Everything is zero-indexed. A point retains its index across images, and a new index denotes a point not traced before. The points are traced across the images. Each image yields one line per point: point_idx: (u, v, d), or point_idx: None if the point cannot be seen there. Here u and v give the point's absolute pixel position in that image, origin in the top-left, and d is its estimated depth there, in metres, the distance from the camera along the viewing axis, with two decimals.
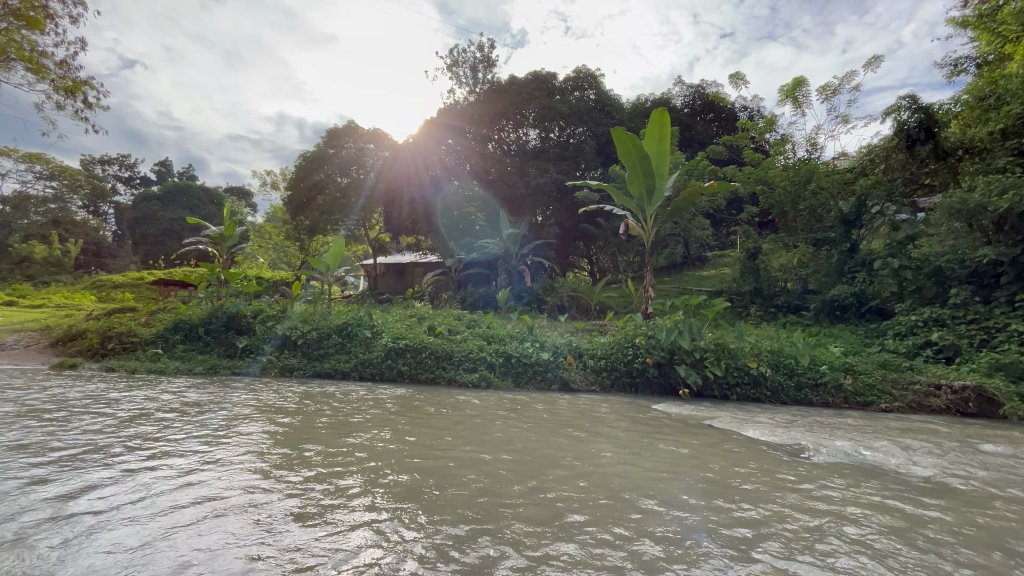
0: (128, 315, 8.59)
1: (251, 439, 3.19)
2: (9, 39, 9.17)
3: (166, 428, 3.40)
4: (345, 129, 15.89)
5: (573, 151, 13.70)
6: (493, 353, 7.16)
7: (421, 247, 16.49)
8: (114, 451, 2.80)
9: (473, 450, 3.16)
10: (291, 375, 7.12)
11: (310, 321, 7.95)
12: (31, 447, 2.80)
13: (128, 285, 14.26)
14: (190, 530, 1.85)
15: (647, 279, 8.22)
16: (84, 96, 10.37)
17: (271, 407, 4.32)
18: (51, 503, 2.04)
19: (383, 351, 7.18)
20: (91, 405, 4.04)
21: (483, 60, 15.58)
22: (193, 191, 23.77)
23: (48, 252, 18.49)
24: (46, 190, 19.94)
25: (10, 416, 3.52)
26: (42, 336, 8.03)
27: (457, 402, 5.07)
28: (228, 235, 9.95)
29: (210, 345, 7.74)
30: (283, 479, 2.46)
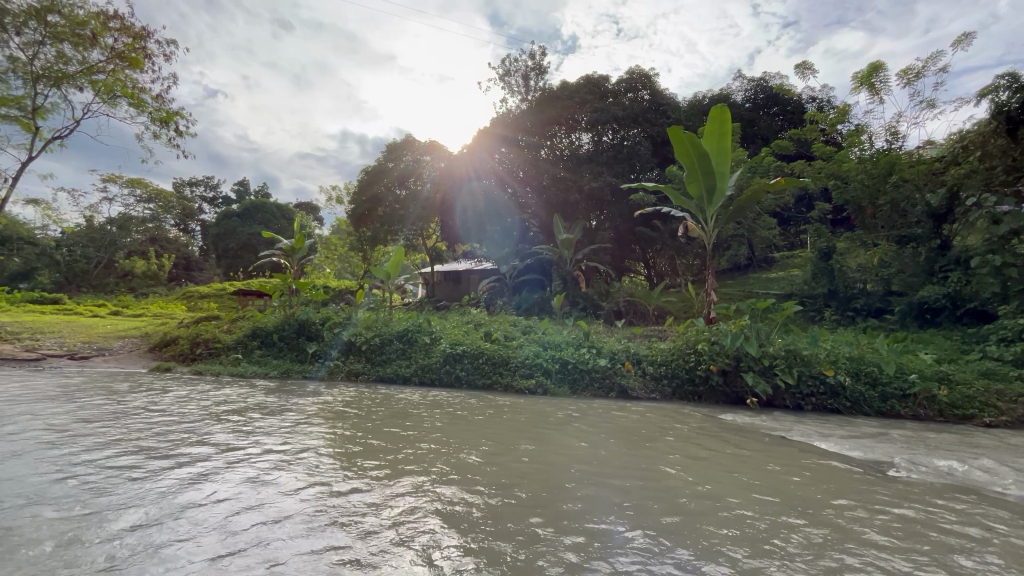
0: (213, 323, 9.37)
1: (320, 440, 3.38)
2: (115, 80, 10.39)
3: (246, 428, 3.68)
4: (402, 143, 16.53)
5: (627, 154, 13.45)
6: (549, 359, 7.12)
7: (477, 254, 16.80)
8: (208, 448, 3.07)
9: (531, 456, 3.17)
10: (356, 379, 7.47)
11: (373, 327, 8.29)
12: (140, 443, 3.13)
13: (213, 296, 15.60)
14: (265, 528, 1.95)
15: (709, 282, 7.86)
16: (176, 125, 11.53)
17: (338, 410, 4.57)
18: (147, 496, 2.24)
19: (442, 356, 7.37)
20: (184, 406, 4.44)
21: (535, 68, 15.69)
22: (267, 208, 25.57)
23: (146, 267, 20.59)
24: (145, 212, 22.30)
25: (123, 415, 3.95)
26: (142, 342, 8.92)
27: (513, 408, 5.11)
28: (298, 248, 10.62)
29: (284, 351, 8.28)
30: (349, 479, 2.56)
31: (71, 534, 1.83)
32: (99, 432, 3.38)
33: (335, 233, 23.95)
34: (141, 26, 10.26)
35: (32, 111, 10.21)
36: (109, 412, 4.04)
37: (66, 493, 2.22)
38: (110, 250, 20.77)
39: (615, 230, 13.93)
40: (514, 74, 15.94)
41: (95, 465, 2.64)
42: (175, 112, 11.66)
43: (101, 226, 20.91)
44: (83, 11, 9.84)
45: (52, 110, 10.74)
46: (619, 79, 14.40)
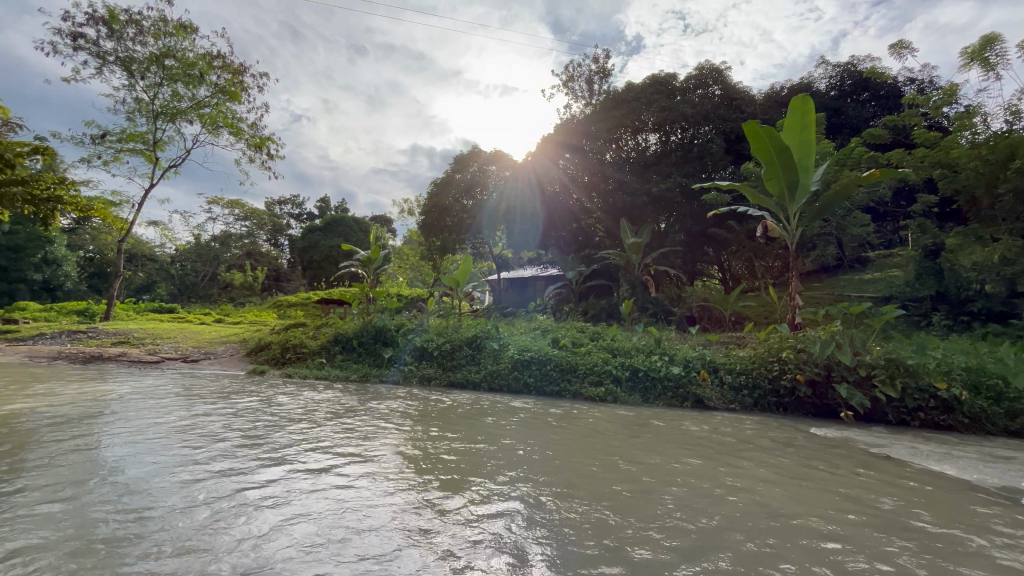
0: (300, 329, 10.11)
1: (398, 443, 3.53)
2: (219, 112, 11.68)
3: (330, 429, 3.93)
4: (468, 154, 17.03)
5: (698, 153, 12.88)
6: (619, 366, 6.95)
7: (542, 261, 16.82)
8: (301, 445, 3.35)
9: (603, 467, 3.10)
10: (429, 383, 7.74)
11: (444, 333, 8.56)
12: (244, 439, 3.47)
13: (299, 305, 16.90)
14: (347, 524, 2.06)
15: (793, 285, 7.28)
16: (268, 149, 12.67)
17: (413, 413, 4.77)
18: (241, 490, 2.42)
19: (511, 363, 7.43)
20: (280, 407, 4.85)
21: (599, 71, 15.52)
22: (346, 221, 27.31)
23: (243, 279, 22.71)
24: (242, 229, 24.70)
25: (229, 413, 4.39)
26: (240, 346, 9.82)
27: (584, 417, 5.04)
28: (374, 258, 11.21)
29: (363, 355, 8.76)
30: (427, 481, 2.68)
31: (178, 523, 2.00)
32: (211, 427, 3.80)
33: (406, 243, 25.02)
34: (238, 62, 11.48)
35: (153, 144, 11.68)
36: (218, 410, 4.51)
37: (176, 486, 2.45)
38: (213, 264, 23.18)
39: (686, 232, 13.38)
40: (577, 79, 15.89)
41: (208, 458, 2.96)
42: (267, 137, 12.85)
43: (207, 243, 23.44)
44: (192, 54, 11.18)
45: (168, 142, 12.25)
46: (687, 76, 13.86)
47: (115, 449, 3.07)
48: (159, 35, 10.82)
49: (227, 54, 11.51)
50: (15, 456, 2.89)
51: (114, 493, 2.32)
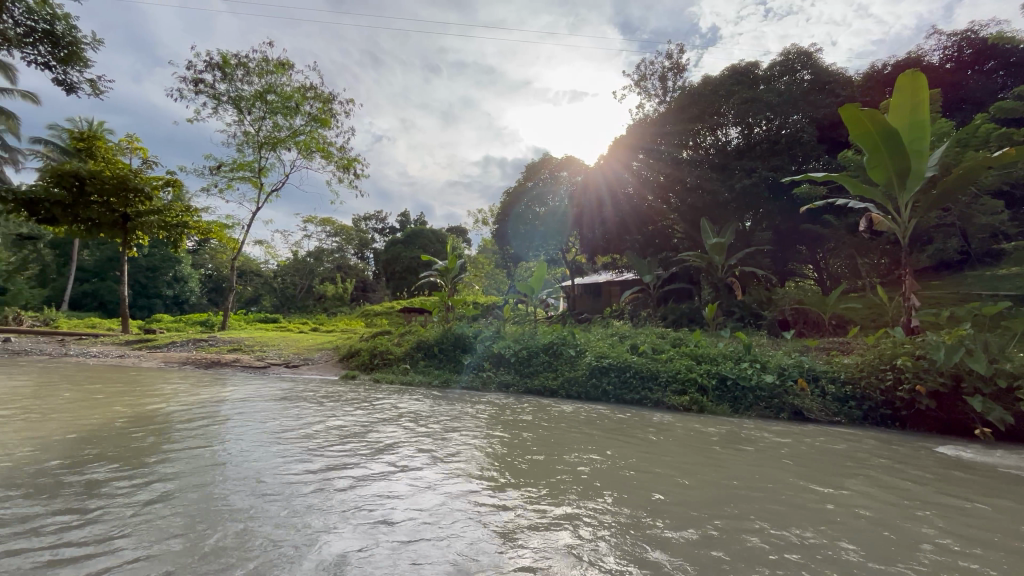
0: (387, 337, 10.71)
1: (476, 451, 3.57)
2: (313, 138, 12.83)
3: (413, 434, 4.08)
4: (539, 162, 17.71)
5: (787, 143, 11.92)
6: (704, 374, 6.60)
7: (617, 265, 16.50)
8: (390, 448, 3.56)
9: (688, 485, 2.92)
10: (507, 389, 7.83)
11: (521, 340, 8.65)
12: (339, 440, 3.75)
13: (384, 314, 17.96)
14: (425, 525, 2.16)
15: (906, 284, 6.50)
16: (355, 169, 13.66)
17: (492, 421, 4.83)
18: (328, 491, 2.56)
19: (588, 370, 7.33)
20: (372, 411, 5.18)
21: (673, 67, 14.95)
22: (424, 234, 28.67)
23: (335, 291, 24.57)
24: (333, 244, 26.77)
25: (328, 416, 4.76)
26: (334, 353, 10.60)
27: (668, 429, 4.83)
28: (451, 267, 11.61)
29: (444, 361, 9.09)
30: (503, 487, 2.73)
31: (273, 519, 2.16)
32: (312, 428, 4.14)
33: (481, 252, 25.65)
34: (328, 92, 12.56)
35: (259, 171, 13.04)
36: (319, 413, 4.91)
37: (278, 480, 2.71)
38: (309, 277, 25.27)
39: (774, 230, 12.44)
40: (650, 78, 15.43)
41: (304, 457, 3.23)
42: (354, 158, 13.86)
43: (304, 259, 25.67)
44: (290, 88, 12.40)
45: (271, 169, 13.60)
46: (771, 63, 12.92)
47: (226, 447, 3.40)
48: (262, 74, 12.12)
49: (318, 85, 12.63)
50: (152, 449, 3.35)
51: (224, 488, 2.57)
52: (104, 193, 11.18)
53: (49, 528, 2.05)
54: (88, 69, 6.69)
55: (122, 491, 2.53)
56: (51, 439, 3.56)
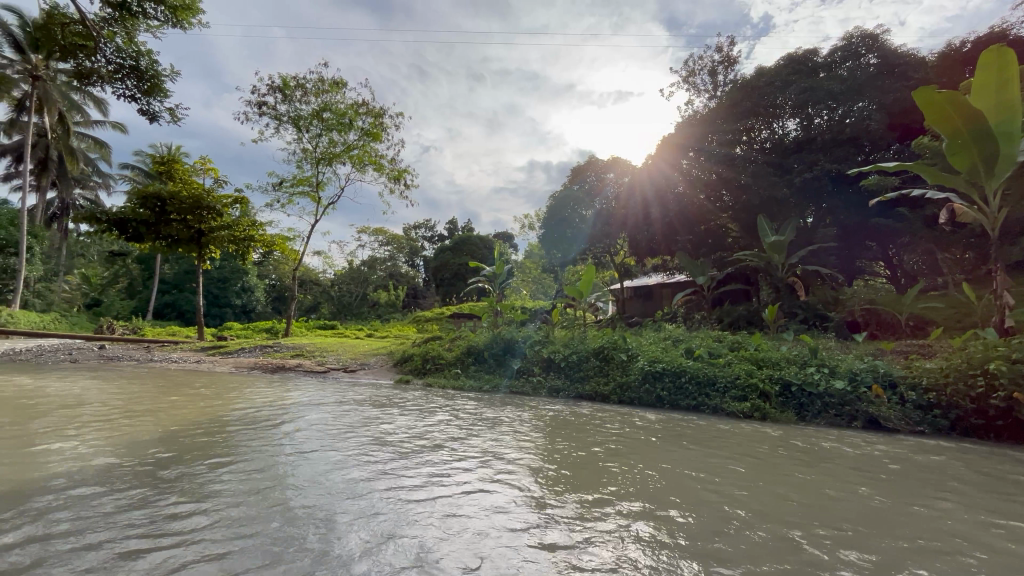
0: (439, 342, 10.93)
1: (530, 458, 3.56)
2: (366, 152, 13.38)
3: (467, 439, 4.12)
4: (585, 165, 17.60)
5: (852, 132, 11.11)
6: (766, 379, 6.25)
7: (669, 267, 16.02)
8: (447, 452, 3.63)
9: (754, 500, 2.76)
10: (557, 395, 7.75)
11: (570, 345, 8.55)
12: (398, 443, 3.86)
13: (435, 320, 18.36)
14: (480, 529, 2.20)
15: (996, 281, 5.90)
16: (405, 180, 14.10)
17: (544, 427, 4.81)
18: (385, 493, 2.64)
19: (640, 375, 7.09)
20: (427, 415, 5.29)
21: (723, 61, 14.41)
22: (472, 240, 29.14)
23: (388, 298, 25.46)
24: (385, 253, 27.71)
25: (385, 420, 4.90)
26: (388, 358, 10.93)
27: (730, 438, 4.60)
28: (499, 273, 11.68)
29: (493, 366, 9.15)
30: (557, 494, 2.73)
31: (340, 518, 2.27)
32: (371, 432, 4.29)
33: (528, 257, 25.72)
34: (379, 107, 13.08)
35: (317, 186, 13.73)
36: (377, 417, 5.06)
37: (340, 481, 2.84)
38: (363, 285, 26.27)
39: (840, 225, 11.67)
40: (699, 73, 14.96)
41: (363, 459, 3.35)
42: (404, 170, 14.33)
43: (358, 267, 26.74)
44: (344, 105, 13.01)
45: (328, 183, 14.29)
46: (832, 49, 12.18)
47: (291, 449, 3.58)
48: (319, 94, 12.79)
49: (370, 101, 13.18)
50: (225, 449, 3.59)
51: (289, 488, 2.70)
52: (182, 212, 12.17)
53: (141, 522, 2.24)
54: (169, 99, 7.32)
55: (201, 488, 2.72)
56: (139, 439, 3.88)
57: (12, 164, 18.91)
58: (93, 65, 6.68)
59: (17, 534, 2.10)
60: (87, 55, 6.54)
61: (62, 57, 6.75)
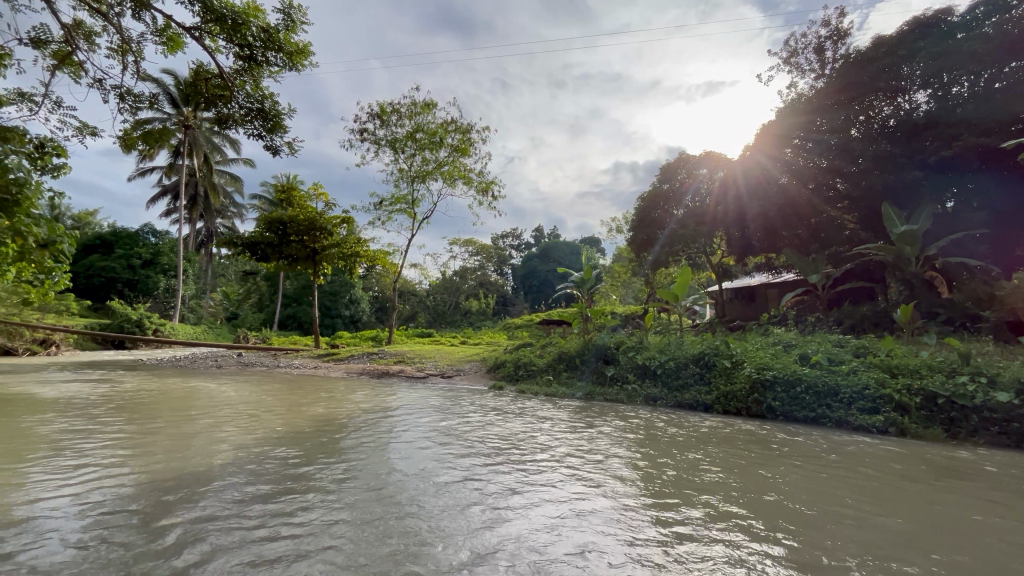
0: (530, 349, 10.99)
1: (628, 469, 3.46)
2: (456, 166, 14.02)
3: (563, 449, 4.08)
4: (675, 162, 16.92)
5: (1003, 100, 9.43)
6: (903, 389, 5.48)
7: (774, 264, 14.73)
8: (545, 460, 3.66)
9: (897, 535, 2.39)
10: (654, 403, 7.40)
11: (667, 351, 8.15)
12: (498, 449, 3.96)
13: (524, 327, 18.59)
14: (581, 539, 2.23)
15: None
16: (492, 191, 14.55)
17: (641, 438, 4.64)
18: (480, 500, 2.69)
19: (748, 383, 6.54)
20: (524, 422, 5.35)
21: (832, 35, 12.99)
22: (560, 247, 29.83)
23: (479, 306, 26.27)
24: (475, 262, 28.72)
25: (484, 425, 5.05)
26: (481, 365, 11.25)
27: (860, 457, 4.06)
28: (588, 277, 11.48)
29: (585, 373, 8.99)
30: (659, 508, 2.67)
31: (448, 518, 2.42)
32: (471, 436, 4.44)
33: (617, 261, 25.09)
34: (467, 123, 13.69)
35: (412, 203, 14.63)
36: (476, 423, 5.22)
37: (446, 482, 3.01)
38: (456, 294, 27.44)
39: (990, 210, 9.95)
40: (802, 52, 13.66)
41: (465, 463, 3.50)
42: (491, 181, 14.81)
43: (452, 278, 28.00)
44: (435, 124, 13.78)
45: (421, 199, 15.17)
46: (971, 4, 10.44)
47: (396, 451, 3.82)
48: (412, 116, 13.65)
49: (458, 118, 13.84)
50: (342, 448, 3.94)
51: (394, 489, 2.88)
52: (300, 233, 13.66)
53: (280, 509, 2.55)
54: (288, 134, 8.23)
55: (320, 483, 2.99)
56: (269, 437, 4.36)
57: (172, 201, 22.55)
58: (229, 111, 7.76)
59: (180, 516, 2.46)
60: (225, 103, 7.65)
61: (207, 107, 7.94)
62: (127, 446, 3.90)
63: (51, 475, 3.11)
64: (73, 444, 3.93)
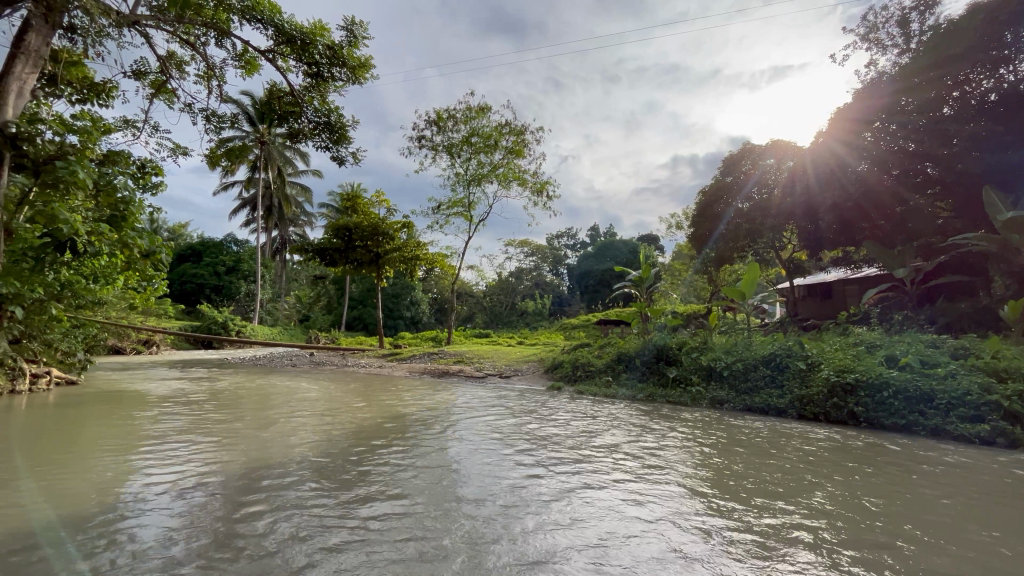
0: (588, 349, 10.86)
1: (691, 474, 3.35)
2: (511, 168, 14.14)
3: (624, 450, 4.01)
4: (739, 153, 16.18)
5: None
6: (1013, 397, 4.90)
7: (853, 258, 13.63)
8: (605, 461, 3.62)
9: (1008, 563, 2.13)
10: (721, 407, 7.06)
11: (735, 351, 7.77)
12: (558, 450, 3.95)
13: (581, 327, 18.42)
14: (642, 545, 2.20)
15: None
16: (547, 191, 14.54)
17: (708, 441, 4.46)
18: (539, 501, 2.70)
19: (826, 386, 6.10)
20: (585, 423, 5.30)
21: (918, 5, 11.82)
22: (616, 246, 29.34)
23: (535, 306, 26.30)
24: (531, 263, 28.81)
25: (543, 426, 5.04)
26: (538, 365, 11.27)
27: (962, 471, 3.67)
28: (646, 276, 11.15)
29: (646, 374, 8.73)
30: (727, 517, 2.57)
31: (508, 516, 2.47)
32: (532, 437, 4.46)
33: (677, 259, 24.23)
34: (521, 124, 13.78)
35: (468, 206, 14.93)
36: (536, 423, 5.22)
37: (505, 481, 3.06)
38: (511, 295, 27.68)
39: None
40: (883, 27, 12.53)
41: (525, 462, 3.52)
42: (546, 182, 14.81)
43: (508, 279, 28.31)
44: (489, 128, 13.99)
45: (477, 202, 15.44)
46: None
47: (459, 449, 3.91)
48: (467, 121, 13.93)
49: (512, 121, 13.96)
50: (407, 444, 4.09)
51: (458, 485, 2.96)
52: (364, 239, 14.34)
53: (350, 500, 2.71)
54: (353, 145, 8.65)
55: (384, 478, 3.13)
56: (339, 432, 4.61)
57: (250, 212, 24.42)
58: (300, 126, 8.29)
59: (264, 504, 2.67)
60: (296, 118, 8.17)
61: (280, 123, 8.55)
62: (215, 439, 4.25)
63: (150, 465, 3.46)
64: (168, 437, 4.34)
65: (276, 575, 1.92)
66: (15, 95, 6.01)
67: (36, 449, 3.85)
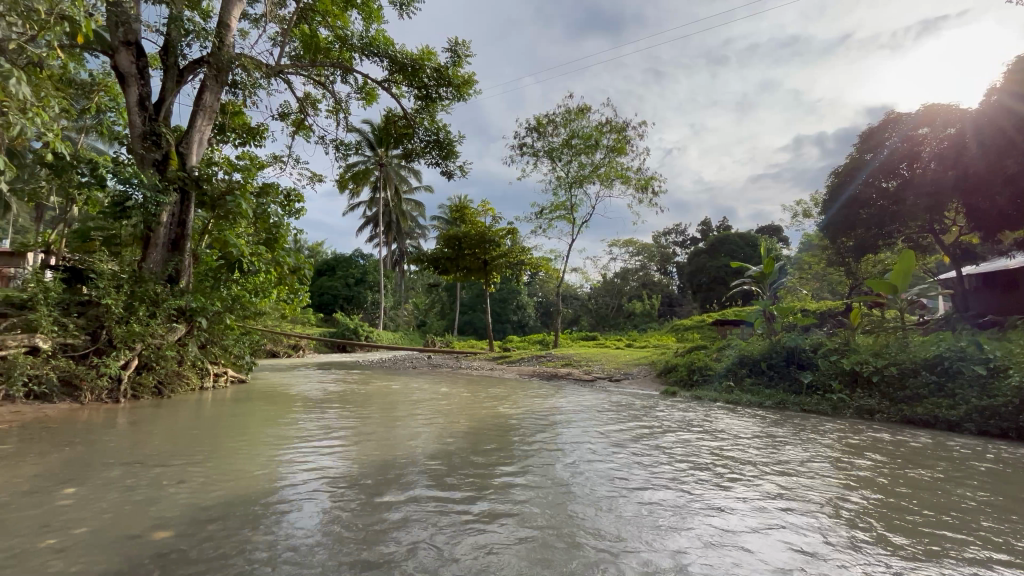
0: (704, 351, 10.17)
1: (834, 494, 2.99)
2: (612, 166, 13.87)
3: (754, 465, 3.68)
4: (880, 124, 14.02)
5: None
6: None
7: None
8: (730, 475, 3.37)
9: None
10: (872, 418, 6.15)
11: (887, 353, 6.73)
12: (678, 460, 3.76)
13: (694, 329, 17.30)
14: (774, 567, 2.04)
15: None
16: (651, 186, 13.97)
17: (858, 458, 3.91)
18: (657, 512, 2.62)
19: (1017, 396, 5.05)
20: (707, 432, 4.96)
21: None
22: (731, 240, 27.19)
23: (643, 307, 25.39)
24: (637, 263, 27.90)
25: (661, 433, 4.82)
26: (650, 368, 10.83)
27: None
28: (768, 272, 10.13)
29: (775, 380, 7.94)
30: (879, 546, 2.27)
31: (626, 524, 2.43)
32: (648, 445, 4.28)
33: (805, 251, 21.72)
34: (622, 121, 13.46)
35: (572, 208, 14.89)
36: (653, 430, 5.00)
37: (620, 489, 3.01)
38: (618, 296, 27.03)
39: None
40: None
41: (642, 471, 3.41)
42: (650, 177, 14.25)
43: (613, 280, 27.73)
44: (590, 128, 13.87)
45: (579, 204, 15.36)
46: None
47: (574, 454, 3.90)
48: (567, 124, 13.94)
49: (613, 118, 13.70)
50: (522, 447, 4.19)
51: (573, 490, 2.98)
52: (473, 246, 15.05)
53: (469, 497, 2.87)
54: (460, 159, 9.13)
55: (503, 478, 3.25)
56: (456, 432, 4.86)
57: (373, 228, 26.98)
58: (413, 145, 8.96)
59: (396, 495, 2.94)
60: (410, 139, 8.86)
61: (396, 146, 9.32)
62: (352, 435, 4.75)
63: (303, 454, 3.99)
64: (315, 431, 4.95)
65: (412, 556, 2.12)
66: (198, 145, 7.35)
67: (218, 438, 4.61)
